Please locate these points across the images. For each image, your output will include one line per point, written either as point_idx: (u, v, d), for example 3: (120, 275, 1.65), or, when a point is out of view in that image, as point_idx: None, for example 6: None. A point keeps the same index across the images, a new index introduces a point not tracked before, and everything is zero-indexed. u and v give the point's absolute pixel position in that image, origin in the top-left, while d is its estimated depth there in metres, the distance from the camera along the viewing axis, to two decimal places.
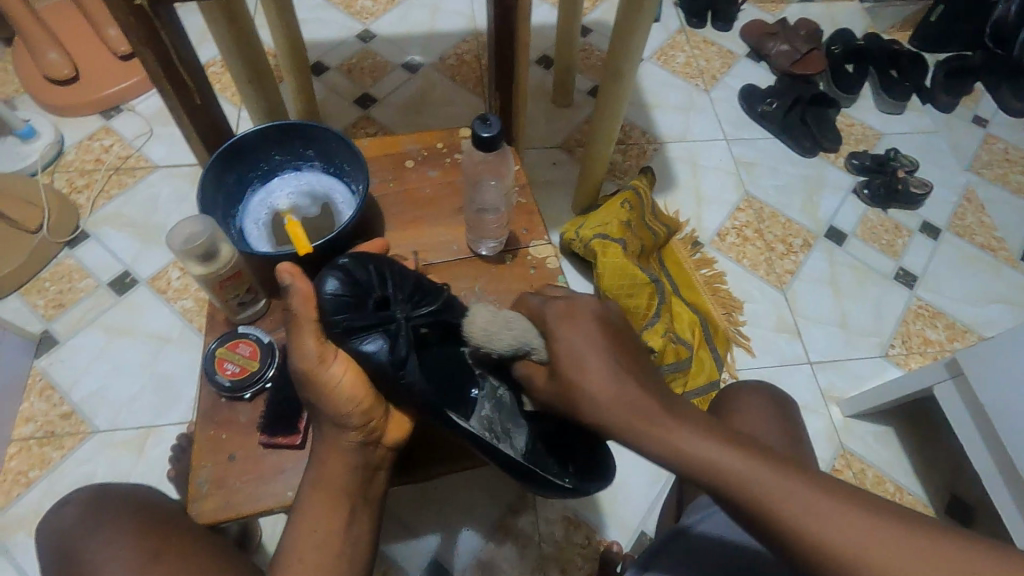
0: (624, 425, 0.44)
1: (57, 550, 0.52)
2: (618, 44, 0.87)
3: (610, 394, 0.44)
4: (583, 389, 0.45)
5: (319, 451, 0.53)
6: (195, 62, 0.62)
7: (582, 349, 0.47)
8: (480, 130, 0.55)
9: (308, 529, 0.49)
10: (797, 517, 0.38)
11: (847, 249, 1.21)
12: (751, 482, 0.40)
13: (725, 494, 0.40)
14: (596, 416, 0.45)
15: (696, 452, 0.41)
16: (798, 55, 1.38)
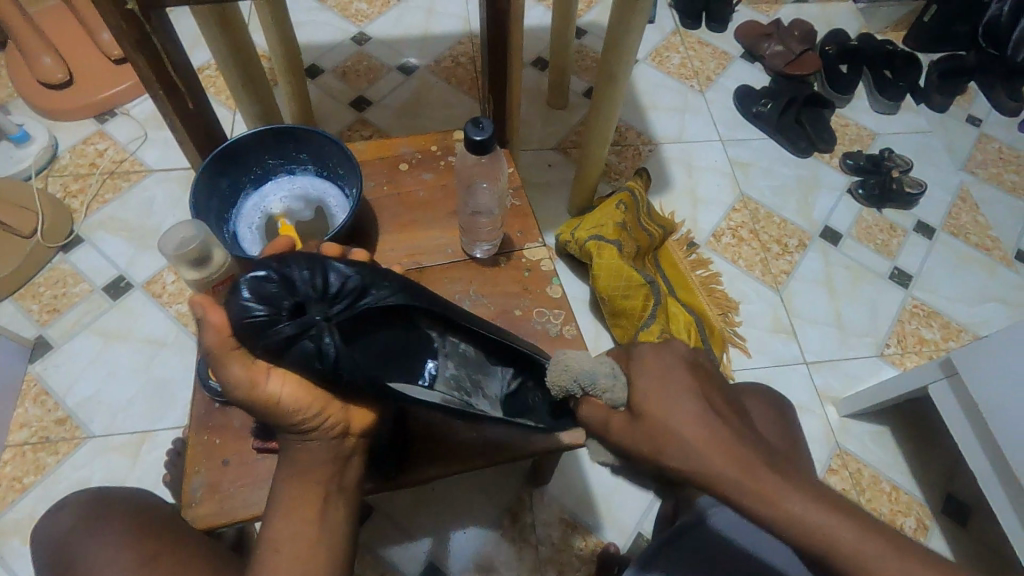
0: (717, 471, 0.42)
1: (53, 553, 0.52)
2: (612, 45, 0.87)
3: (703, 439, 0.43)
4: (670, 432, 0.44)
5: (289, 452, 0.50)
6: (187, 66, 0.61)
7: (671, 393, 0.45)
8: (472, 133, 0.55)
9: (287, 523, 0.47)
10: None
11: (842, 249, 1.21)
12: (837, 543, 0.40)
13: (811, 548, 0.41)
14: (686, 460, 0.43)
15: (779, 505, 0.41)
16: (792, 56, 1.39)
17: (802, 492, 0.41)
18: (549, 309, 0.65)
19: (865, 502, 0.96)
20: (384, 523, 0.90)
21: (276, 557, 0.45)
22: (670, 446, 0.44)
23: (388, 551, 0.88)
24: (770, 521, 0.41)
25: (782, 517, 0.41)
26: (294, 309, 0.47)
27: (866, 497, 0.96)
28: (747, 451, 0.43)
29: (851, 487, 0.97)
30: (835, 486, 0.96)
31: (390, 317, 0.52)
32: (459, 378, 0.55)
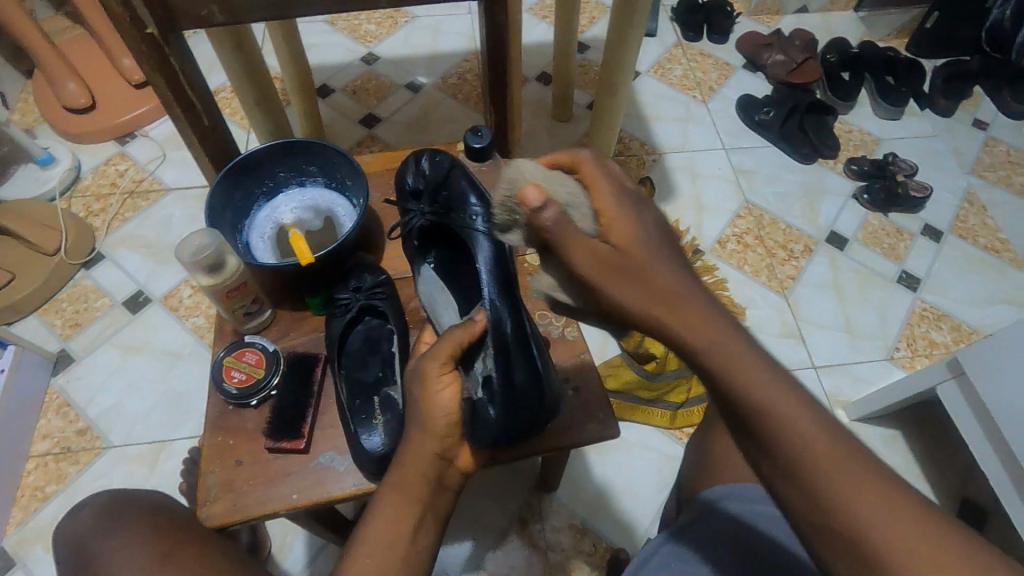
0: (692, 346, 0.32)
1: (73, 551, 0.53)
2: (611, 56, 0.89)
3: (687, 307, 0.33)
4: (646, 281, 0.33)
5: (398, 458, 0.48)
6: (204, 86, 0.65)
7: (660, 253, 0.33)
8: (471, 143, 0.60)
9: (375, 536, 0.44)
10: (841, 489, 0.30)
11: (848, 253, 1.21)
12: (799, 432, 0.31)
13: (771, 452, 0.32)
14: (645, 317, 0.33)
15: (755, 386, 0.32)
16: (794, 65, 1.40)
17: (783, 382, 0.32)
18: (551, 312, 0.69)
19: None
20: None
21: (356, 566, 0.43)
22: (655, 312, 0.33)
23: None
24: (743, 405, 0.32)
25: (751, 416, 0.32)
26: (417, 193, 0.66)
27: None
28: (716, 321, 0.32)
29: None
30: None
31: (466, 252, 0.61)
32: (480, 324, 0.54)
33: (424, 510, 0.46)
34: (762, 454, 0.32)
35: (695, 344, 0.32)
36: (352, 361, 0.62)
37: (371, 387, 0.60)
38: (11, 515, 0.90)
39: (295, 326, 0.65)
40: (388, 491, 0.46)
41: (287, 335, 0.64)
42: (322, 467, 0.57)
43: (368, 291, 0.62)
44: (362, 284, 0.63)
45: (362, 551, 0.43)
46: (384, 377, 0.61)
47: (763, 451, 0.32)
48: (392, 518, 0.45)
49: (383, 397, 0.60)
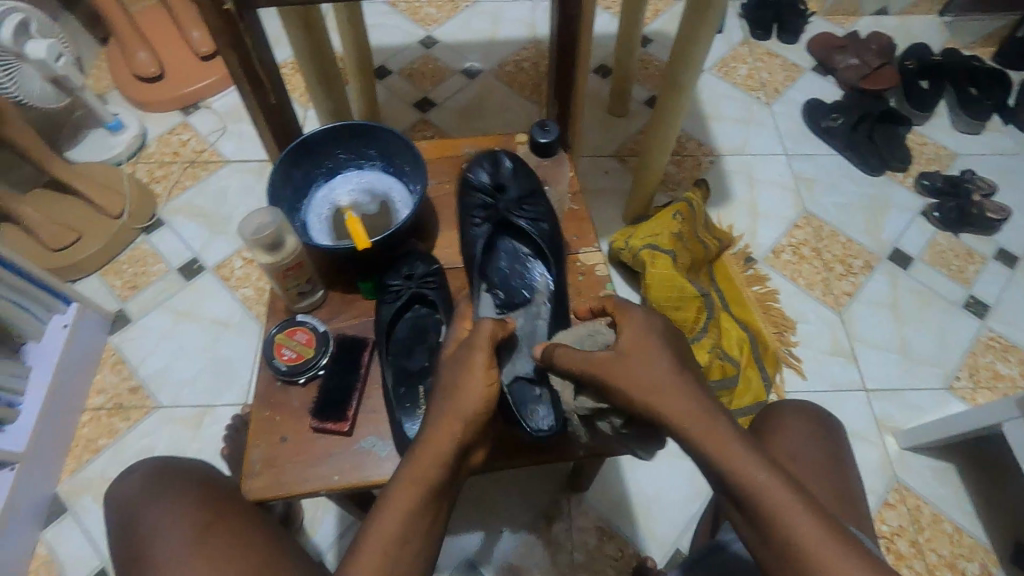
0: (710, 446, 0.46)
1: (117, 516, 0.54)
2: (679, 53, 0.86)
3: (705, 426, 0.47)
4: (643, 381, 0.49)
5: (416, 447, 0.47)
6: (272, 63, 0.65)
7: (681, 393, 0.48)
8: (538, 136, 0.56)
9: (389, 522, 0.44)
10: (784, 518, 0.43)
11: (911, 273, 1.15)
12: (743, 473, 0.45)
13: (770, 529, 0.44)
14: (639, 398, 0.49)
15: (707, 445, 0.47)
16: (868, 70, 1.33)
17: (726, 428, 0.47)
18: None
19: (923, 541, 0.90)
20: None
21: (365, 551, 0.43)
22: (641, 391, 0.49)
23: None
24: (710, 464, 0.46)
25: (754, 500, 0.45)
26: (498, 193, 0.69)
27: (924, 535, 0.91)
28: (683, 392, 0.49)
29: (910, 524, 0.92)
30: (891, 521, 0.92)
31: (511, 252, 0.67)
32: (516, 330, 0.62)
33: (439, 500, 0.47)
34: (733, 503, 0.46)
35: (670, 414, 0.48)
36: (401, 347, 0.62)
37: (420, 375, 0.60)
38: (66, 463, 0.95)
39: (345, 308, 0.66)
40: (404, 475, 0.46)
41: (337, 317, 0.65)
42: (363, 451, 0.58)
43: (419, 280, 0.63)
44: (414, 272, 0.64)
45: (378, 528, 0.44)
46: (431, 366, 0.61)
47: (765, 530, 0.44)
48: (406, 504, 0.45)
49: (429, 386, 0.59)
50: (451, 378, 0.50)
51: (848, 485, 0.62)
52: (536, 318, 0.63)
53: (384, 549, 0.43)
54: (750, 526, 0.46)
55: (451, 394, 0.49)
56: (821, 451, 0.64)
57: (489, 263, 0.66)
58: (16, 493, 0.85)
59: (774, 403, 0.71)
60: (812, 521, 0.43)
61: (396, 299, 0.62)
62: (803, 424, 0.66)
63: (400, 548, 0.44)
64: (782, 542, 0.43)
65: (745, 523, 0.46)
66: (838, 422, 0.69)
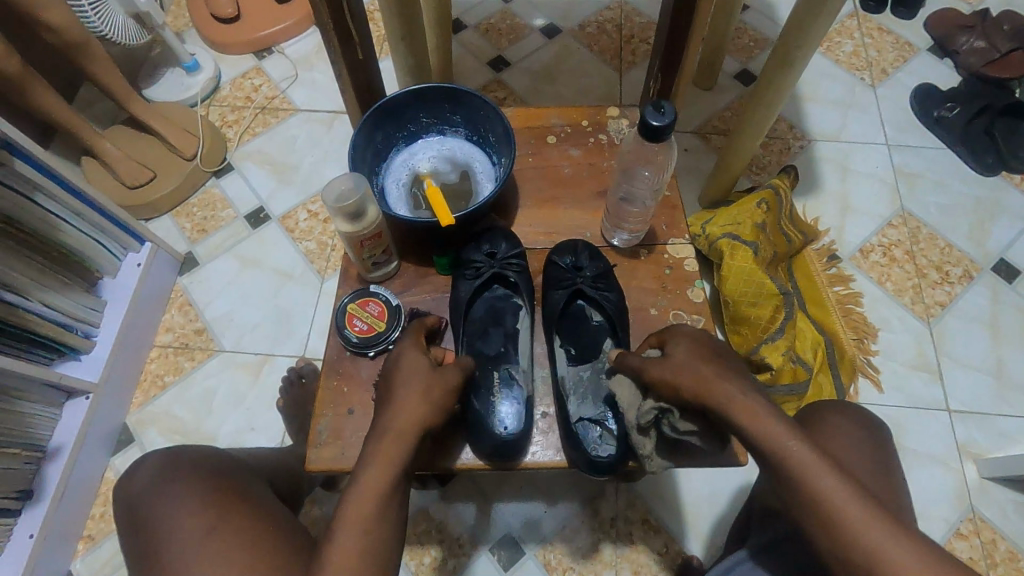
0: (739, 413, 0.47)
1: (129, 511, 0.56)
2: (793, 27, 0.78)
3: (735, 394, 0.48)
4: (677, 362, 0.51)
5: (377, 428, 0.48)
6: (362, 15, 0.61)
7: (709, 372, 0.49)
8: (650, 117, 0.51)
9: (366, 499, 0.44)
10: (821, 484, 0.44)
11: (1017, 288, 1.04)
12: (781, 445, 0.46)
13: (799, 490, 0.45)
14: (675, 381, 0.50)
15: (747, 418, 0.47)
16: (996, 54, 1.18)
17: (763, 403, 0.48)
18: (687, 313, 0.63)
19: None
20: (468, 484, 0.93)
21: (348, 526, 0.43)
22: (674, 373, 0.50)
23: (464, 510, 0.91)
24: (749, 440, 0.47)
25: (782, 461, 0.46)
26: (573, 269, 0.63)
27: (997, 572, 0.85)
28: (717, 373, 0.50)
29: (982, 558, 0.86)
30: (962, 553, 0.86)
31: (581, 323, 0.63)
32: (580, 385, 0.59)
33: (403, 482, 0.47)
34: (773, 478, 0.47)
35: (705, 394, 0.49)
36: (477, 328, 0.62)
37: (495, 360, 0.59)
38: (135, 396, 0.99)
39: (418, 282, 0.64)
40: (375, 450, 0.47)
41: (409, 290, 0.64)
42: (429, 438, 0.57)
43: (503, 260, 0.61)
44: (495, 250, 0.62)
45: (356, 512, 0.44)
46: (506, 352, 0.60)
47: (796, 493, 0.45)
48: (379, 481, 0.45)
49: (503, 374, 0.59)
50: (414, 365, 0.52)
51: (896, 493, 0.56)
52: (600, 376, 0.59)
53: (363, 522, 0.43)
54: (782, 488, 0.46)
55: (417, 380, 0.50)
56: (869, 457, 0.58)
57: (562, 335, 0.62)
58: (89, 421, 0.89)
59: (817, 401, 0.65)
60: (838, 480, 0.44)
61: (475, 277, 0.61)
62: (848, 424, 0.60)
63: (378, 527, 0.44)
64: (814, 502, 0.44)
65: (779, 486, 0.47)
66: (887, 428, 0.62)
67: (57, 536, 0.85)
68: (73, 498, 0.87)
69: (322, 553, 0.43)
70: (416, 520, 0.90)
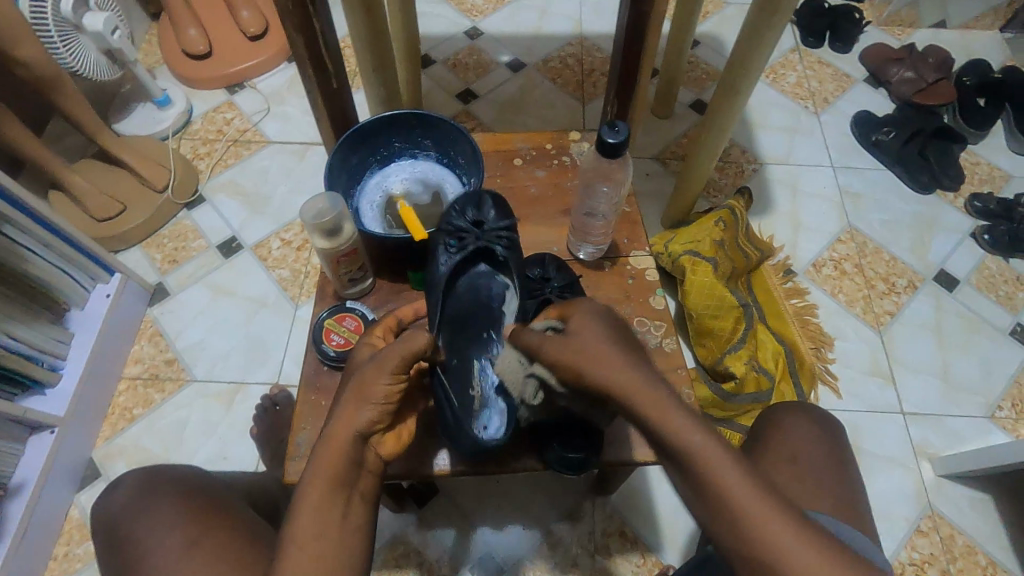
0: (665, 429, 0.43)
1: (105, 534, 0.55)
2: (737, 59, 0.84)
3: (662, 406, 0.43)
4: (594, 363, 0.45)
5: (323, 438, 0.46)
6: (337, 48, 0.65)
7: (617, 362, 0.45)
8: (606, 135, 0.55)
9: (312, 516, 0.43)
10: (745, 506, 0.41)
11: (957, 296, 1.12)
12: (702, 460, 0.42)
13: (713, 502, 0.42)
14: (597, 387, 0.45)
15: (666, 428, 0.43)
16: (924, 84, 1.29)
17: (688, 417, 0.43)
18: (651, 320, 0.67)
19: (955, 571, 0.88)
20: (446, 505, 0.93)
21: (294, 556, 0.42)
22: (584, 371, 0.45)
23: (442, 531, 0.91)
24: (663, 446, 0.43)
25: (692, 467, 0.43)
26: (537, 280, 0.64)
27: (957, 566, 0.89)
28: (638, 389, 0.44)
29: (942, 553, 0.90)
30: (923, 549, 0.90)
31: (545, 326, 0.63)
32: None
33: (348, 490, 0.46)
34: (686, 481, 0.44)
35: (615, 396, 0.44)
36: (460, 310, 0.60)
37: (480, 347, 0.58)
38: (101, 429, 0.97)
39: (393, 297, 0.67)
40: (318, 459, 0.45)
41: (384, 305, 0.66)
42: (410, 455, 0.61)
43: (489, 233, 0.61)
44: (482, 218, 0.62)
45: (299, 536, 0.43)
46: (490, 340, 0.59)
47: (711, 506, 0.42)
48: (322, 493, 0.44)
49: (484, 361, 0.57)
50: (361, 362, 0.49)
51: (849, 486, 0.60)
52: None
53: (313, 552, 0.42)
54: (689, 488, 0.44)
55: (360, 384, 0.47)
56: (822, 449, 0.61)
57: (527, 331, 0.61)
58: (54, 455, 0.87)
59: (761, 413, 0.68)
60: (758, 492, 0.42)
61: (460, 250, 0.60)
62: (804, 426, 0.63)
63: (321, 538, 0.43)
64: (720, 499, 0.42)
65: (683, 480, 0.44)
66: (838, 421, 0.66)
67: None
68: (35, 537, 0.84)
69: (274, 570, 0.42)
70: (394, 544, 0.90)
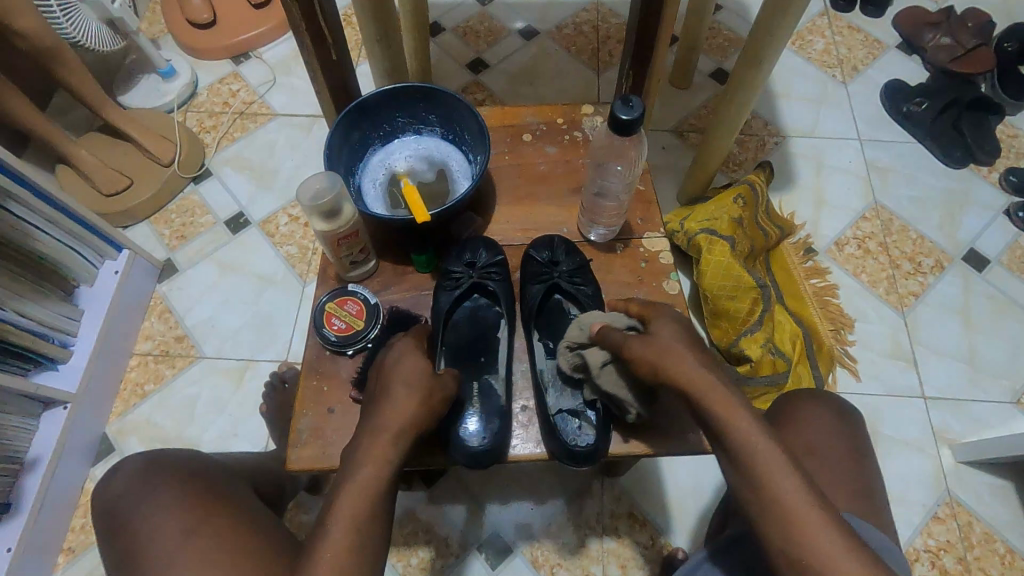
0: (727, 425, 0.46)
1: (105, 518, 0.55)
2: (762, 24, 0.79)
3: (725, 402, 0.46)
4: (667, 354, 0.49)
5: (377, 417, 0.49)
6: (336, 17, 0.62)
7: (694, 359, 0.49)
8: (619, 111, 0.52)
9: (361, 487, 0.45)
10: (795, 514, 0.42)
11: (987, 277, 1.07)
12: (757, 463, 0.44)
13: (767, 504, 0.43)
14: (675, 379, 0.48)
15: (733, 429, 0.45)
16: (961, 50, 1.21)
17: (751, 422, 0.46)
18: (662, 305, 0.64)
19: (971, 558, 0.87)
20: (454, 484, 0.93)
21: (336, 524, 0.43)
22: (659, 360, 0.49)
23: (450, 509, 0.91)
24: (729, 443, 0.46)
25: (748, 464, 0.44)
26: (543, 276, 0.63)
27: (973, 554, 0.87)
28: (714, 387, 0.47)
29: (959, 540, 0.88)
30: (939, 536, 0.88)
31: (552, 326, 0.63)
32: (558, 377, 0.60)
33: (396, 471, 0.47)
34: (741, 482, 0.45)
35: (685, 389, 0.48)
36: (460, 339, 0.63)
37: (479, 371, 0.61)
38: (114, 405, 0.98)
39: (397, 280, 0.65)
40: (368, 447, 0.47)
41: (387, 288, 0.64)
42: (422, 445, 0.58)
43: (483, 270, 0.63)
44: (478, 259, 0.64)
45: (348, 500, 0.44)
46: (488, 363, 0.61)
47: (762, 508, 0.43)
48: (374, 474, 0.45)
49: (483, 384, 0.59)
50: (408, 366, 0.52)
51: (867, 479, 0.57)
52: None
53: (354, 516, 0.43)
54: (741, 490, 0.45)
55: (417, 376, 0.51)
56: (838, 441, 0.59)
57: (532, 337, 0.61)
58: (68, 431, 0.88)
59: (777, 400, 0.65)
60: (810, 498, 0.42)
61: (457, 287, 0.62)
62: (821, 415, 0.61)
63: (368, 519, 0.44)
64: (765, 497, 0.43)
65: (733, 475, 0.46)
66: (858, 411, 0.64)
67: (35, 550, 0.83)
68: (52, 510, 0.86)
69: (314, 541, 0.43)
70: (403, 522, 0.90)
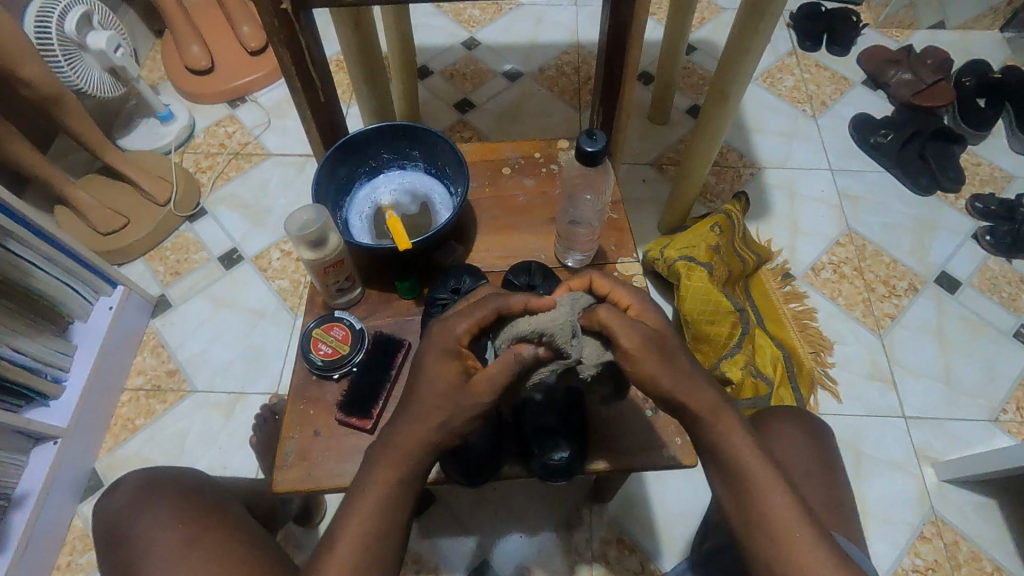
0: (723, 446, 0.48)
1: (105, 531, 0.56)
2: (725, 62, 0.85)
3: (724, 424, 0.49)
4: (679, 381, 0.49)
5: (392, 439, 0.48)
6: (324, 63, 0.66)
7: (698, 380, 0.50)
8: (585, 144, 0.56)
9: (359, 525, 0.46)
10: (781, 526, 0.46)
11: (959, 299, 1.11)
12: (752, 480, 0.47)
13: (757, 518, 0.47)
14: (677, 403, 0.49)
15: (728, 450, 0.48)
16: (922, 85, 1.27)
17: (746, 442, 0.48)
18: None
19: None
20: (443, 513, 0.93)
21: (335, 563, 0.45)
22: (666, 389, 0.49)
23: (439, 539, 0.91)
24: (725, 462, 0.48)
25: (742, 482, 0.47)
26: None
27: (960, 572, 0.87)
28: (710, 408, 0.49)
29: (946, 559, 0.88)
30: (926, 555, 0.88)
31: None
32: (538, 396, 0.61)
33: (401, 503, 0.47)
34: (733, 499, 0.48)
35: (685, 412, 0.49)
36: None
37: None
38: (104, 440, 0.98)
39: (382, 307, 0.67)
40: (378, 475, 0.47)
41: (373, 315, 0.67)
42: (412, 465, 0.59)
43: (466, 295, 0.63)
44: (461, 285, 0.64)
45: (347, 540, 0.45)
46: None
47: (751, 521, 0.47)
48: (375, 510, 0.46)
49: None
50: (440, 383, 0.48)
51: (838, 490, 0.59)
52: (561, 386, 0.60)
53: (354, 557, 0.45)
54: (733, 505, 0.48)
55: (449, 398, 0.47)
56: (811, 454, 0.61)
57: None
58: (57, 466, 0.88)
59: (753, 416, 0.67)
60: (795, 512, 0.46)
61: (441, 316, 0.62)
62: (795, 431, 0.63)
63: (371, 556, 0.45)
64: (755, 509, 0.47)
65: (724, 491, 0.49)
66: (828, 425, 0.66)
67: None
68: (38, 547, 0.86)
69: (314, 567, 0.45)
70: None
